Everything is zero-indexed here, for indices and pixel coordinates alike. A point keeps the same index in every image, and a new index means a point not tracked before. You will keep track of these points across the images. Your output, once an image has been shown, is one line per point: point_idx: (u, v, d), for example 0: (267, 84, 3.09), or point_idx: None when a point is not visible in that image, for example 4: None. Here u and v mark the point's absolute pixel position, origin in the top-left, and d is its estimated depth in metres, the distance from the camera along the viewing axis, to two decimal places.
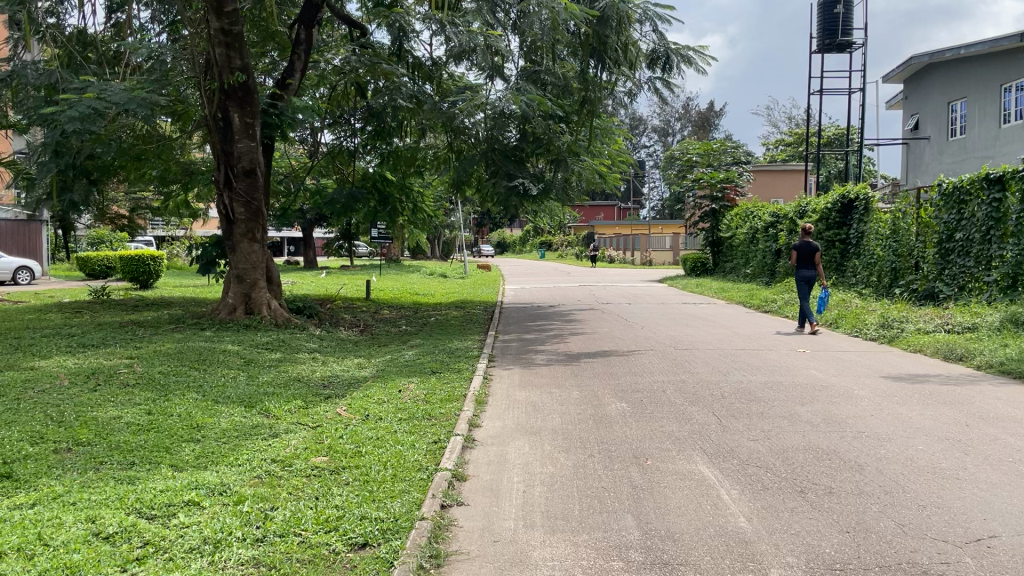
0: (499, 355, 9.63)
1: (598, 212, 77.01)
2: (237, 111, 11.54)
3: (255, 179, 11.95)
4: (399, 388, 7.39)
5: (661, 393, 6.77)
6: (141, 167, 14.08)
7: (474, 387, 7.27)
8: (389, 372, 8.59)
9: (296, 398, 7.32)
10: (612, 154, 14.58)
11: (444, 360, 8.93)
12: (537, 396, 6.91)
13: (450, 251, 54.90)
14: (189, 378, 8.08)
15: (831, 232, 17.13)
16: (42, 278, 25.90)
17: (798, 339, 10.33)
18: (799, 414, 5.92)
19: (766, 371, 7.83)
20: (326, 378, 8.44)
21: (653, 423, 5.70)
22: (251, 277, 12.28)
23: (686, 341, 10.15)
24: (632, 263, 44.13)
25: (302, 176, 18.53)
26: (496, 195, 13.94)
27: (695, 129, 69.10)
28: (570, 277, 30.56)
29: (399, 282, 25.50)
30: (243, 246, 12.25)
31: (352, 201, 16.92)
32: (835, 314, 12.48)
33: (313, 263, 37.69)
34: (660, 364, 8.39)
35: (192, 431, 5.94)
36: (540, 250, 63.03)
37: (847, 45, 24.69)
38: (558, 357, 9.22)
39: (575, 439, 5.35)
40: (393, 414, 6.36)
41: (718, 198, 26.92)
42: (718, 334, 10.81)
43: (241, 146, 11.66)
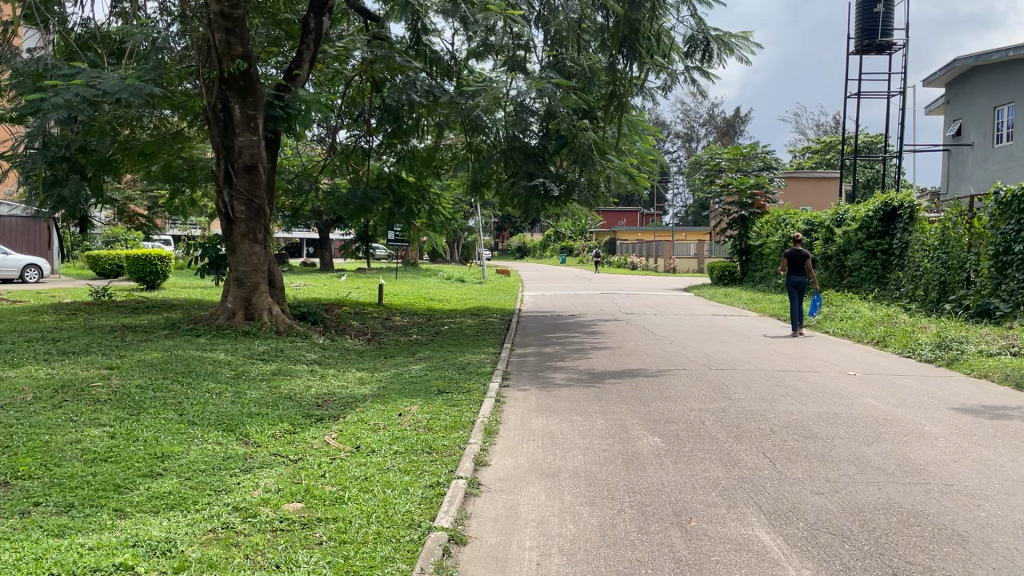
0: (516, 372, 8.75)
1: (620, 220, 76.12)
2: (237, 102, 10.76)
3: (257, 175, 11.15)
4: (399, 412, 6.53)
5: (701, 426, 5.87)
6: (143, 164, 13.39)
7: (485, 412, 6.39)
8: (391, 390, 7.75)
9: (283, 421, 6.48)
10: (641, 154, 13.65)
11: (453, 378, 8.07)
12: (557, 425, 6.02)
13: (469, 255, 54.22)
14: (169, 394, 7.29)
15: (872, 242, 16.07)
16: (53, 277, 25.43)
17: (845, 360, 9.36)
18: (868, 458, 4.97)
19: (817, 399, 6.89)
20: (322, 396, 7.59)
21: (695, 467, 4.80)
22: (252, 280, 11.49)
23: (721, 359, 9.21)
24: (656, 270, 43.04)
25: (315, 175, 17.75)
26: (516, 196, 13.04)
27: (720, 135, 68.11)
28: (592, 284, 29.72)
29: (415, 286, 24.69)
30: (243, 247, 11.45)
31: (367, 202, 16.06)
32: (881, 331, 11.46)
33: (330, 266, 37.13)
34: (695, 387, 7.48)
35: (154, 462, 5.12)
36: (561, 255, 62.24)
37: (886, 46, 23.64)
38: (581, 376, 8.31)
39: (601, 487, 4.46)
40: (388, 444, 5.50)
41: (747, 205, 26.05)
42: (756, 352, 9.86)
43: (242, 139, 10.89)
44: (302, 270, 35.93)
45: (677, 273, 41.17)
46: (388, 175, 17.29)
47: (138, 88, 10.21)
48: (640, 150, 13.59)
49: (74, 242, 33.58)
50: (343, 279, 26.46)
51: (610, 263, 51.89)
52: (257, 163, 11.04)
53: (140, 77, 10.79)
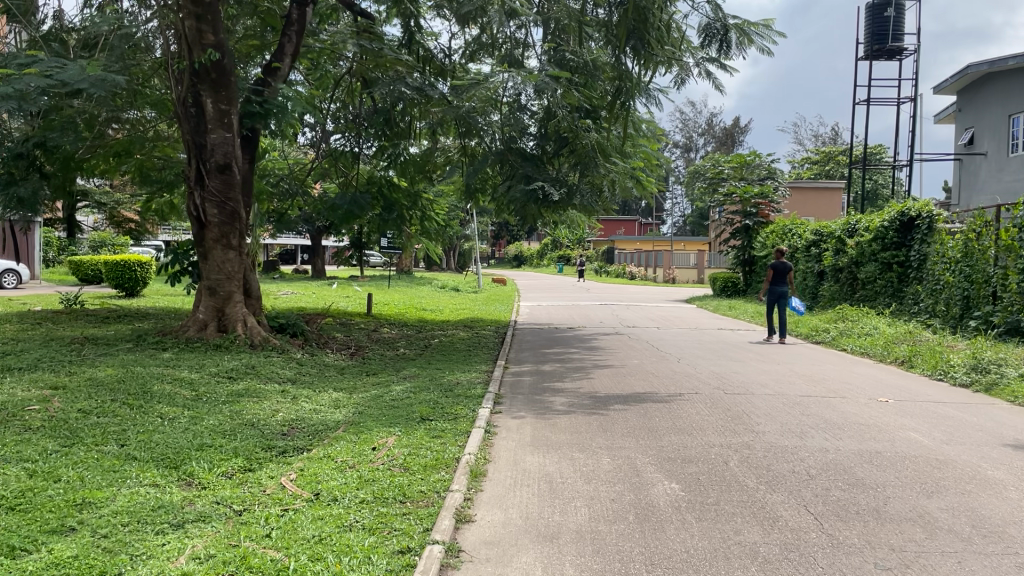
0: (509, 395, 7.88)
1: (618, 229, 75.40)
2: (210, 96, 9.91)
3: (231, 176, 10.25)
4: (373, 447, 5.63)
5: (726, 469, 4.98)
6: (114, 163, 12.53)
7: (472, 447, 5.51)
8: (368, 416, 6.87)
9: (237, 456, 5.59)
10: (647, 157, 12.78)
11: (438, 402, 7.19)
12: (555, 466, 5.13)
13: (466, 263, 53.48)
14: (114, 420, 6.40)
15: (887, 253, 15.20)
16: (33, 282, 24.57)
17: (872, 383, 8.48)
18: (935, 517, 4.10)
19: (853, 434, 6.04)
20: (289, 422, 6.71)
21: (725, 528, 3.91)
22: (225, 288, 10.60)
23: (736, 381, 8.36)
24: (655, 281, 42.26)
25: (302, 177, 16.91)
26: (512, 202, 12.20)
27: (719, 145, 67.55)
28: (592, 294, 28.82)
29: (408, 295, 23.84)
30: (216, 254, 10.55)
31: (355, 208, 15.18)
32: (905, 350, 10.60)
33: (323, 272, 36.29)
34: (711, 416, 6.61)
35: (68, 514, 4.22)
36: (558, 264, 61.40)
37: (897, 51, 22.91)
38: (582, 402, 7.42)
39: (611, 557, 3.58)
40: (354, 489, 4.61)
41: (750, 214, 25.03)
42: (773, 373, 9.01)
43: (215, 137, 10.01)
44: (294, 277, 35.12)
45: (677, 284, 40.33)
46: (379, 178, 16.37)
47: (100, 77, 9.35)
48: (646, 151, 12.72)
49: (60, 247, 32.80)
50: (334, 287, 25.63)
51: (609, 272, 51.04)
52: (231, 163, 10.16)
53: (105, 67, 9.94)
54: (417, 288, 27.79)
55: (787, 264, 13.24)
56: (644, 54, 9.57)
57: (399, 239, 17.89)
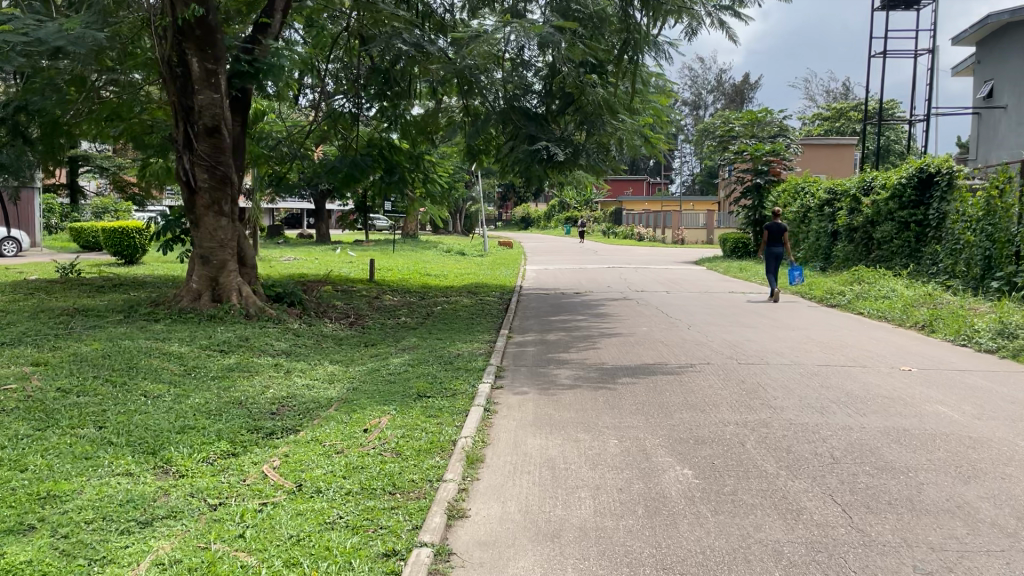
0: (512, 367, 7.51)
1: (626, 189, 74.54)
2: (195, 54, 9.43)
3: (220, 140, 9.81)
4: (365, 429, 5.28)
5: (743, 452, 4.61)
6: (103, 127, 12.10)
7: (470, 428, 5.15)
8: (362, 392, 6.52)
9: (221, 439, 5.25)
10: (657, 113, 12.22)
11: (436, 377, 6.83)
12: (558, 449, 4.77)
13: (472, 226, 53.09)
14: (94, 400, 6.07)
15: (904, 212, 14.66)
16: (34, 250, 24.31)
17: (893, 350, 8.07)
18: (975, 508, 3.72)
19: (877, 409, 5.65)
20: (279, 399, 6.37)
21: (745, 525, 3.54)
22: (218, 257, 10.22)
23: (750, 350, 7.97)
24: (663, 242, 41.74)
25: (301, 140, 16.44)
26: (516, 163, 11.73)
27: (728, 103, 66.45)
28: (599, 257, 28.31)
29: (413, 259, 23.45)
30: (207, 221, 10.15)
31: (355, 170, 14.73)
32: (925, 314, 10.16)
33: (327, 237, 35.93)
34: (725, 390, 6.24)
35: (29, 509, 3.88)
36: (566, 227, 60.84)
37: (914, 1, 22.10)
38: (588, 375, 7.05)
39: (619, 559, 3.23)
40: (341, 477, 4.27)
41: (762, 172, 24.27)
42: (788, 340, 8.61)
43: (202, 98, 9.55)
44: (298, 242, 34.80)
45: (685, 244, 39.75)
46: (380, 139, 15.86)
47: (79, 36, 8.89)
48: (655, 106, 12.14)
49: (63, 213, 32.55)
50: (339, 252, 25.24)
51: (616, 233, 50.43)
52: (220, 125, 9.71)
53: (85, 25, 9.47)
54: (422, 253, 27.35)
55: (784, 227, 13.57)
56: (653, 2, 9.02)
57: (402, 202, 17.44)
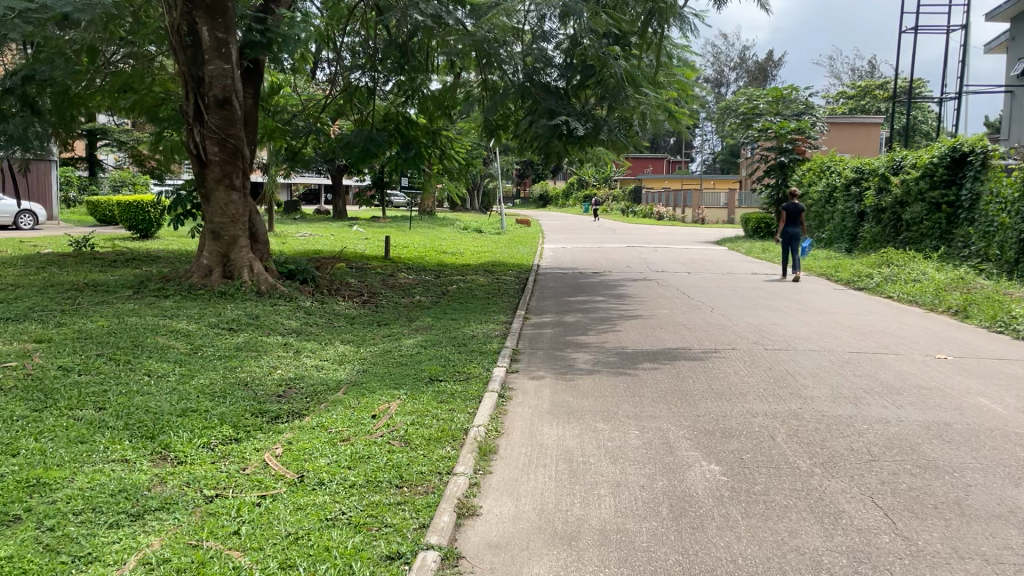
0: (528, 350, 7.25)
1: (646, 168, 73.83)
2: (205, 23, 9.14)
3: (231, 111, 9.54)
4: (373, 414, 5.04)
5: (774, 447, 4.33)
6: (115, 99, 11.87)
7: (484, 416, 4.90)
8: (373, 374, 6.28)
9: (224, 423, 5.03)
10: (682, 87, 11.79)
11: (449, 360, 6.59)
12: (576, 440, 4.51)
13: (490, 203, 52.76)
14: (95, 379, 5.86)
15: (936, 192, 14.20)
16: (51, 223, 24.24)
17: (928, 337, 7.72)
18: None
19: (915, 400, 5.35)
20: (287, 381, 6.15)
21: (778, 529, 3.27)
22: (230, 232, 10.00)
23: (776, 335, 7.66)
24: (683, 221, 41.25)
25: (316, 114, 16.10)
26: (535, 138, 11.39)
27: (751, 80, 65.45)
28: (618, 236, 27.94)
29: (430, 236, 23.19)
30: (218, 195, 9.92)
31: (371, 145, 14.38)
32: (958, 298, 9.79)
33: (344, 213, 35.73)
34: (752, 378, 5.95)
35: (16, 498, 3.66)
36: (584, 205, 60.36)
37: None
38: (608, 360, 6.77)
39: (642, 568, 2.97)
40: (346, 468, 4.03)
41: (786, 151, 23.75)
42: (816, 324, 8.29)
43: (212, 68, 9.27)
44: (315, 218, 34.63)
45: (705, 224, 39.22)
46: (396, 114, 15.54)
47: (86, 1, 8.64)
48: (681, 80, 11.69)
49: (80, 186, 32.53)
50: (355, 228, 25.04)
51: (636, 212, 49.90)
52: (231, 97, 9.44)
53: None
54: (439, 230, 27.07)
55: (801, 206, 13.45)
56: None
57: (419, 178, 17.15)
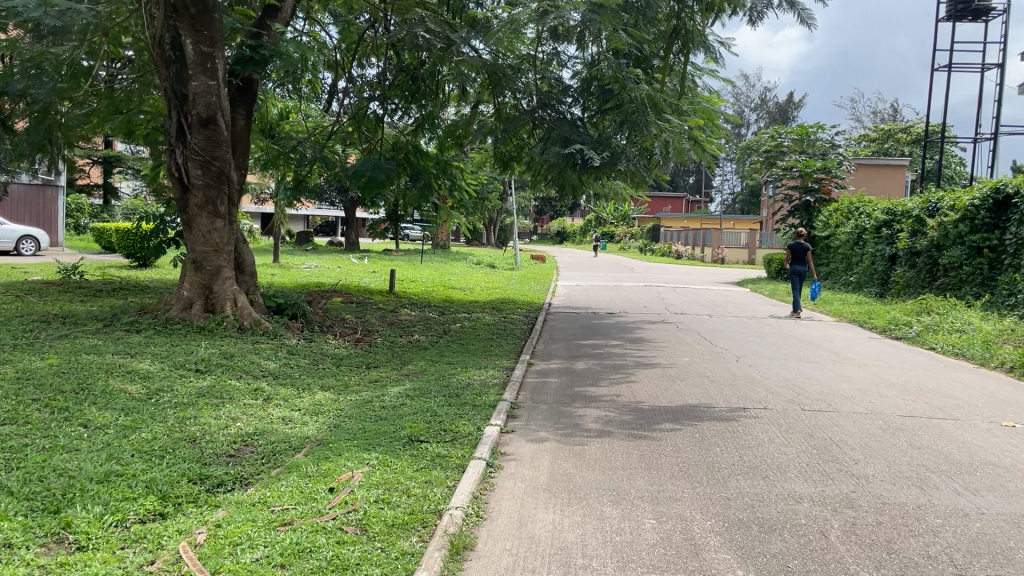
0: (529, 405, 6.32)
1: (664, 206, 73.10)
2: (189, 35, 8.45)
3: (216, 131, 8.80)
4: (332, 487, 4.14)
5: (828, 551, 3.39)
6: (102, 119, 11.22)
7: (464, 495, 3.98)
8: (346, 430, 5.38)
9: (150, 492, 4.15)
10: (708, 114, 10.87)
11: (435, 415, 5.67)
12: (577, 532, 3.59)
13: (506, 239, 52.22)
14: (18, 433, 5.02)
15: (976, 235, 13.20)
16: (55, 251, 23.70)
17: (986, 399, 6.75)
18: None
19: (995, 486, 4.36)
20: (243, 437, 5.27)
21: None
22: (212, 263, 9.20)
23: (813, 393, 6.71)
24: (702, 261, 40.35)
25: (322, 141, 14.82)
26: (547, 167, 10.60)
27: (771, 121, 65.02)
28: (636, 275, 27.02)
29: (441, 272, 22.42)
30: (201, 222, 9.12)
31: (379, 173, 13.13)
32: (1014, 353, 8.76)
33: (357, 245, 35.13)
34: (791, 449, 5.01)
35: None
36: (601, 243, 59.79)
37: (984, 11, 20.84)
38: (620, 419, 5.84)
39: None
40: (278, 569, 3.13)
41: (812, 190, 22.93)
42: (858, 381, 7.33)
43: (196, 84, 8.56)
44: (328, 250, 34.05)
45: (725, 264, 38.23)
46: (406, 143, 14.45)
47: None
48: (706, 106, 10.77)
49: (92, 213, 32.21)
50: (364, 262, 24.31)
51: (654, 250, 48.93)
52: (217, 115, 8.71)
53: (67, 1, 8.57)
54: (450, 265, 26.20)
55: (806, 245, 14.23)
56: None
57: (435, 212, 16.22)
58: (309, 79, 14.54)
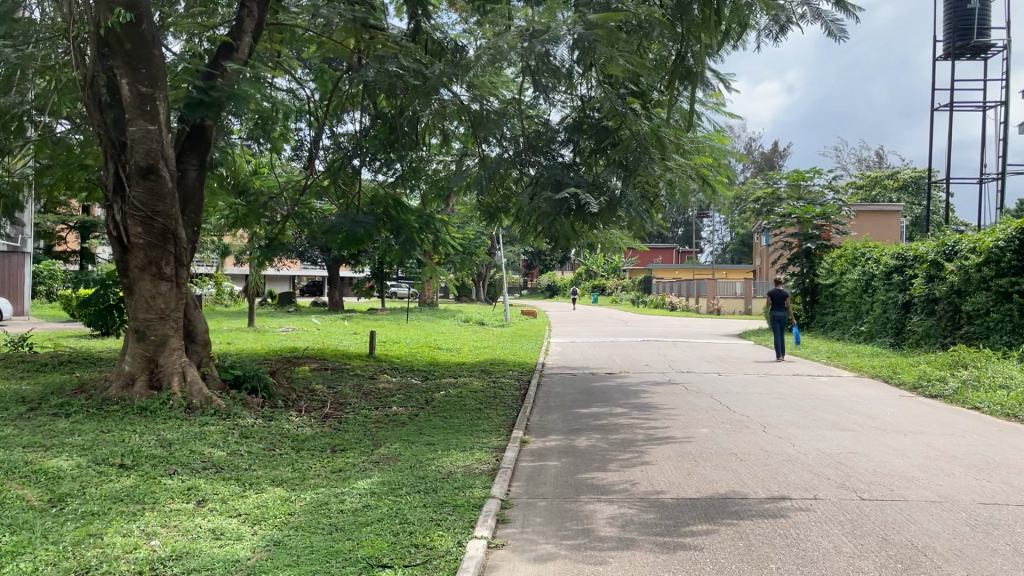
0: (525, 502, 5.11)
1: (654, 258, 72.53)
2: (126, 74, 7.46)
3: (159, 182, 7.72)
4: None
5: None
6: (44, 175, 10.12)
7: None
8: (288, 549, 4.17)
9: None
10: (715, 154, 9.92)
11: (406, 524, 4.47)
12: None
13: (495, 294, 51.31)
14: None
15: (1003, 279, 12.19)
16: (19, 321, 22.41)
17: None
18: None
19: None
20: (157, 563, 4.04)
21: None
22: (158, 331, 8.02)
23: (867, 475, 5.53)
24: (697, 313, 39.37)
25: (296, 197, 13.81)
26: (536, 216, 9.55)
27: (759, 171, 64.86)
28: (630, 329, 25.87)
29: (426, 332, 21.21)
30: (142, 286, 7.95)
31: (358, 228, 12.03)
32: None
33: (341, 306, 33.96)
34: (872, 564, 3.82)
35: None
36: (593, 297, 58.87)
37: (983, 48, 20.31)
38: (639, 519, 4.65)
39: None
40: None
41: (812, 237, 22.00)
42: (914, 455, 6.16)
43: (135, 129, 7.52)
44: (311, 311, 32.80)
45: (721, 315, 37.23)
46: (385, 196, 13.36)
47: None
48: (710, 145, 9.80)
49: (65, 279, 31.00)
50: (345, 323, 23.14)
51: (647, 302, 47.96)
52: (158, 163, 7.65)
53: None
54: (436, 323, 25.02)
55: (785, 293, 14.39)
56: (695, 10, 6.90)
57: (423, 270, 14.89)
58: (281, 131, 13.58)
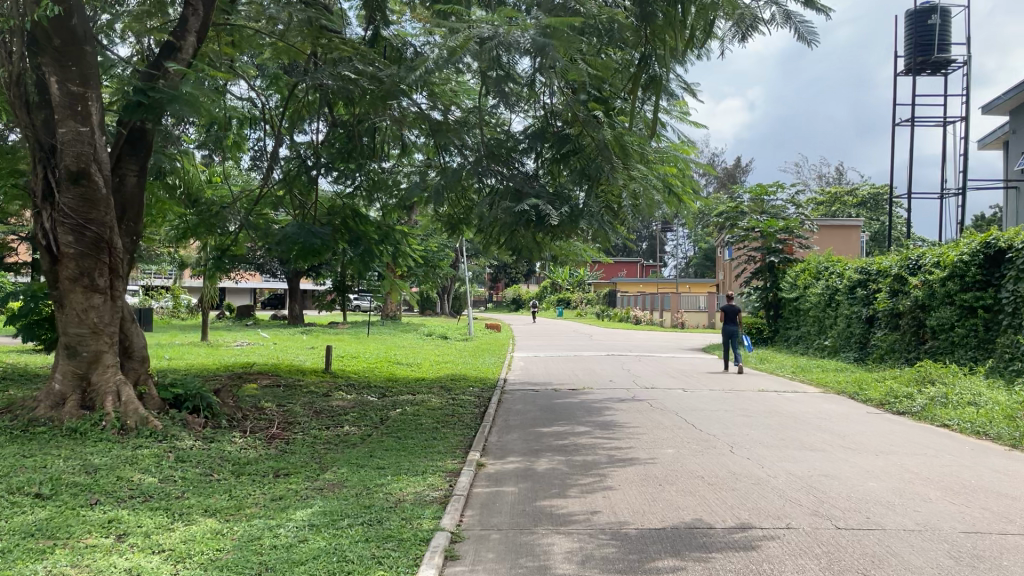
0: (478, 534, 4.71)
1: (619, 272, 72.51)
2: (55, 72, 6.99)
3: (92, 187, 7.23)
4: None
5: None
6: None
7: None
8: None
9: None
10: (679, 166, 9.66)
11: (345, 563, 4.04)
12: None
13: (459, 308, 50.82)
14: None
15: (968, 294, 12.09)
16: None
17: None
18: None
19: None
20: None
21: None
22: (90, 347, 7.48)
23: (841, 501, 5.23)
24: (661, 326, 39.30)
25: (250, 206, 12.91)
26: (497, 227, 9.19)
27: (721, 186, 65.35)
28: (594, 343, 25.56)
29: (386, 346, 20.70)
30: (73, 298, 7.41)
31: (314, 240, 11.52)
32: None
33: (302, 319, 33.28)
34: None
35: None
36: (558, 310, 58.62)
37: (942, 63, 20.49)
38: (600, 554, 4.28)
39: None
40: None
41: (775, 250, 21.92)
42: (888, 479, 5.88)
43: (65, 131, 7.04)
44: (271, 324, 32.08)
45: (685, 328, 37.18)
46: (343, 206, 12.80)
47: None
48: (675, 155, 9.54)
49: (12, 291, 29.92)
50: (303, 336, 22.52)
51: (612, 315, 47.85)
52: (91, 168, 7.17)
53: None
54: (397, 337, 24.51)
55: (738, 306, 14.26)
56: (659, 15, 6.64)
57: (381, 283, 14.44)
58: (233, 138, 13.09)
